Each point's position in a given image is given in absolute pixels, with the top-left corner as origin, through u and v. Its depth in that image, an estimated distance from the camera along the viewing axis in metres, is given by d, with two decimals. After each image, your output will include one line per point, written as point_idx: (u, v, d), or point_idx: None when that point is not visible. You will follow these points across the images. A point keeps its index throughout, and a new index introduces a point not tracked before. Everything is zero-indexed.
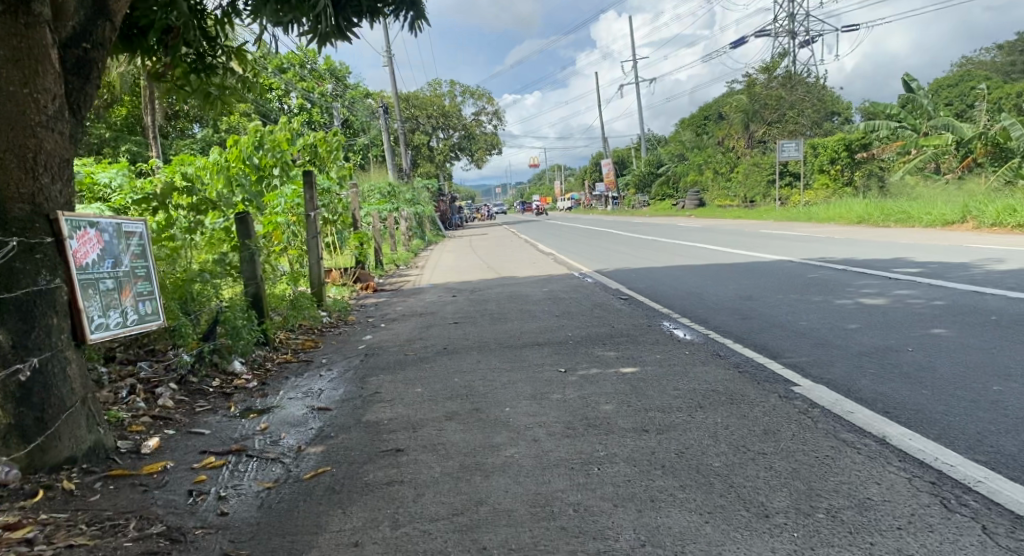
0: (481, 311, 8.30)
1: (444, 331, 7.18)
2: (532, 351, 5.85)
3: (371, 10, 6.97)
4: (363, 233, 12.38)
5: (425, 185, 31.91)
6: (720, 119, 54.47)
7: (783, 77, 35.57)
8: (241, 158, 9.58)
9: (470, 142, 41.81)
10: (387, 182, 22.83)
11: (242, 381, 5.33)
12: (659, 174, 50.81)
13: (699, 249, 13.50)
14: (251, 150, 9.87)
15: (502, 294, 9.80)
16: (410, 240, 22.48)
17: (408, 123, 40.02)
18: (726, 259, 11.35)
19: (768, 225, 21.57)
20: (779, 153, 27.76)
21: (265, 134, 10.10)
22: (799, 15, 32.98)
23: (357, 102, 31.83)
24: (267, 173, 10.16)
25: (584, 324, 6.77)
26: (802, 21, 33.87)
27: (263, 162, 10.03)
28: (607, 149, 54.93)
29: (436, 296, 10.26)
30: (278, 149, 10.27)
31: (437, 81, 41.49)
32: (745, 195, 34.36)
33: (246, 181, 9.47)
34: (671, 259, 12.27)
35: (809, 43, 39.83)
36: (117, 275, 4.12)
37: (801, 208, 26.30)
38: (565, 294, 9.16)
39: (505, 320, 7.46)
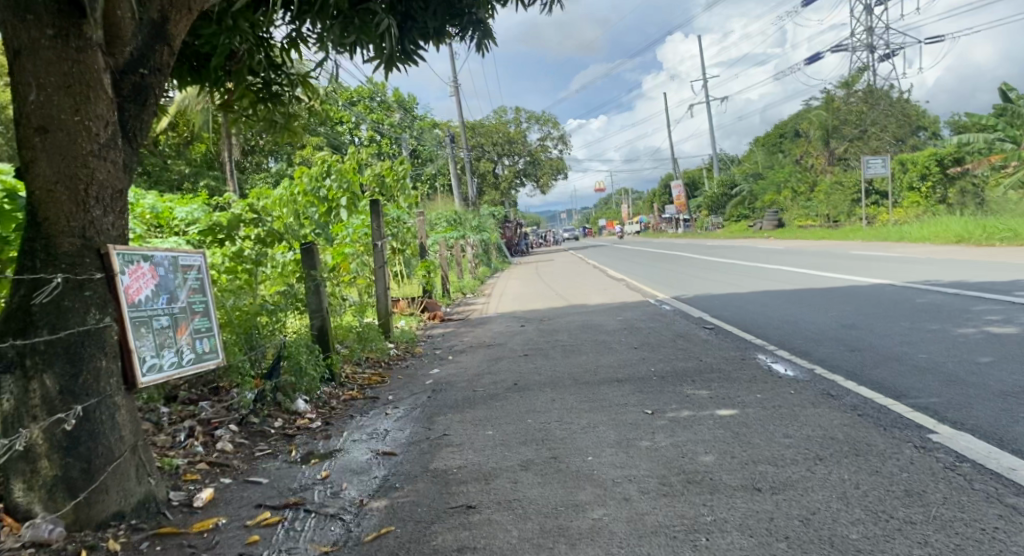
0: (553, 342, 7.83)
1: (514, 364, 6.75)
2: (612, 388, 5.34)
3: (437, 31, 6.70)
4: (430, 262, 12.16)
5: (492, 212, 31.83)
6: (795, 137, 52.73)
7: (862, 92, 34.06)
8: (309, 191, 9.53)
9: (537, 168, 41.66)
10: (455, 210, 22.77)
11: (305, 421, 5.04)
12: (732, 196, 49.36)
13: (785, 273, 12.65)
14: (318, 183, 9.72)
15: (574, 323, 9.31)
16: (477, 267, 22.31)
17: (474, 151, 40.27)
18: (815, 284, 10.53)
19: (854, 246, 20.35)
20: (863, 170, 26.36)
21: (333, 165, 10.02)
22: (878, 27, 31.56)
23: (425, 132, 32.18)
24: (335, 204, 10.07)
25: (667, 358, 6.22)
26: (881, 36, 32.47)
27: (330, 193, 9.91)
28: (675, 171, 53.95)
29: (505, 326, 9.86)
30: (346, 180, 10.11)
31: (503, 109, 41.68)
32: (826, 215, 32.80)
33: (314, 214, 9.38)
34: (754, 284, 11.52)
35: (890, 57, 38.15)
36: (171, 312, 3.90)
37: (889, 228, 24.79)
38: (641, 323, 8.60)
39: (579, 352, 6.98)
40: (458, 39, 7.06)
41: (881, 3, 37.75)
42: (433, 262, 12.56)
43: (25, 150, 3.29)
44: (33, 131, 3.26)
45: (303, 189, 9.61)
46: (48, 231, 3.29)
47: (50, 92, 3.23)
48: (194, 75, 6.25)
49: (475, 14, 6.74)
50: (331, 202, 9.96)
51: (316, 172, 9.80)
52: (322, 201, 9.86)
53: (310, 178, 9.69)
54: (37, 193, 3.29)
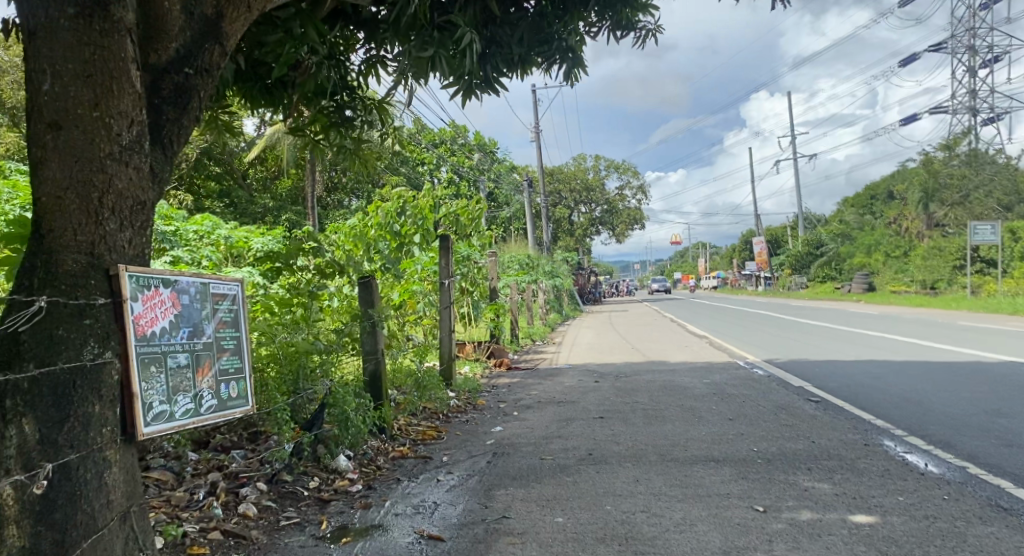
0: (632, 404, 6.95)
1: (588, 429, 5.90)
2: (707, 470, 4.43)
3: (522, 59, 6.13)
4: (500, 305, 11.50)
5: (567, 259, 31.16)
6: (889, 199, 50.29)
7: (966, 154, 32.03)
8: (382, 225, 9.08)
9: (614, 217, 40.83)
10: (528, 254, 22.25)
11: (344, 483, 4.37)
12: (819, 256, 47.01)
13: (894, 342, 11.32)
14: (393, 217, 9.30)
15: (655, 383, 8.38)
16: (548, 313, 21.59)
17: (551, 197, 39.92)
18: (933, 357, 9.25)
19: (963, 317, 18.50)
20: (971, 236, 24.35)
21: (408, 200, 9.53)
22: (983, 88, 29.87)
23: (503, 175, 32.07)
24: (407, 240, 9.56)
25: (772, 436, 5.24)
26: (988, 97, 30.68)
27: (404, 228, 9.44)
28: (758, 228, 52.17)
29: (578, 380, 9.02)
30: (420, 216, 9.60)
31: (582, 156, 41.37)
32: (923, 281, 30.57)
33: (385, 249, 8.96)
34: (858, 352, 10.29)
35: (997, 119, 35.96)
36: (192, 349, 3.33)
37: (999, 299, 22.67)
38: (733, 390, 7.60)
39: (663, 419, 6.07)
40: (545, 70, 6.46)
41: (988, 64, 35.90)
42: (502, 305, 11.89)
43: (36, 148, 2.79)
44: (45, 127, 2.76)
45: (376, 223, 9.14)
46: (50, 245, 2.74)
47: (66, 82, 2.74)
48: (265, 93, 5.94)
49: (565, 39, 6.10)
50: (404, 239, 9.47)
51: (390, 207, 9.33)
52: (394, 236, 9.33)
53: (385, 212, 9.23)
54: (42, 201, 2.76)
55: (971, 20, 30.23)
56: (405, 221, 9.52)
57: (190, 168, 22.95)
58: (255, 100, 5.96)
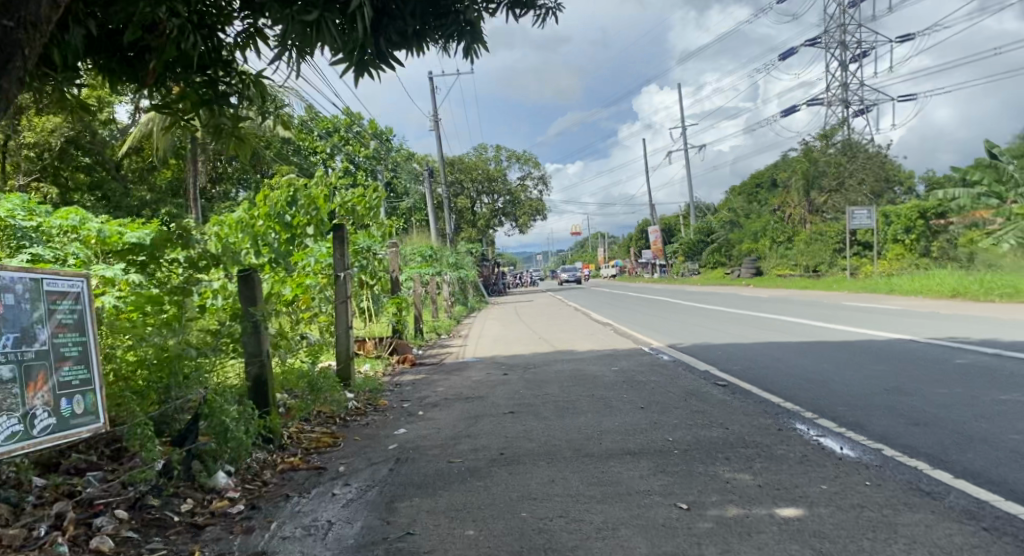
0: (542, 397, 6.68)
1: (498, 425, 5.57)
2: (624, 465, 4.19)
3: (417, 34, 5.58)
4: (402, 298, 10.99)
5: (470, 249, 30.80)
6: (773, 188, 53.12)
7: (841, 145, 34.13)
8: (270, 215, 8.38)
9: (516, 208, 40.84)
10: (430, 245, 21.74)
11: (223, 504, 3.83)
12: (711, 243, 48.87)
13: (788, 324, 11.67)
14: (283, 207, 8.55)
15: (564, 373, 8.16)
16: (452, 305, 21.19)
17: (452, 188, 39.40)
18: (827, 337, 9.54)
19: (845, 297, 19.56)
20: (849, 221, 25.81)
21: (298, 188, 8.82)
22: (854, 82, 31.82)
23: (402, 165, 31.25)
24: (298, 232, 8.92)
25: (686, 425, 5.09)
26: (858, 91, 32.81)
27: (296, 219, 8.74)
28: (653, 217, 53.74)
29: (485, 374, 8.68)
30: (314, 207, 8.98)
31: (483, 147, 41.09)
32: (806, 265, 32.32)
33: (275, 241, 8.33)
34: (757, 334, 10.51)
35: (866, 112, 38.54)
36: (20, 360, 2.73)
37: (874, 280, 24.22)
38: (642, 376, 7.49)
39: (576, 411, 5.83)
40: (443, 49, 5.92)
41: (857, 61, 38.45)
42: (404, 298, 11.40)
43: None
44: None
45: (263, 213, 8.37)
46: None
47: None
48: (124, 67, 5.20)
49: (464, 13, 5.58)
50: (295, 231, 8.79)
51: (280, 196, 8.59)
52: (285, 227, 8.61)
53: (273, 201, 8.46)
54: None
55: (842, 19, 32.22)
56: (297, 212, 8.80)
57: (54, 157, 20.87)
58: (112, 76, 5.22)
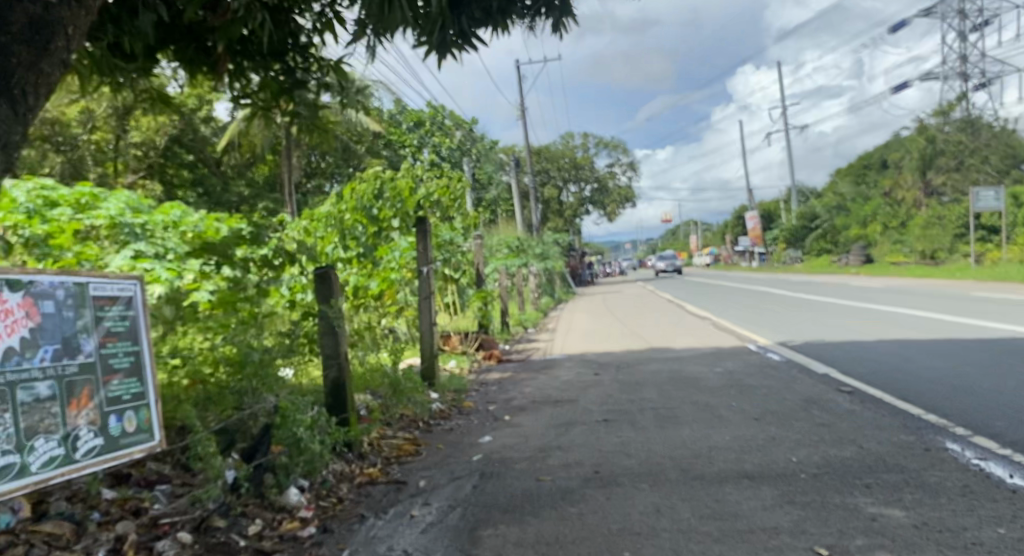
0: (639, 403, 6.10)
1: (591, 436, 5.04)
2: (742, 493, 3.57)
3: (501, 11, 4.96)
4: (488, 291, 10.54)
5: (558, 238, 30.27)
6: (882, 170, 49.78)
7: (960, 120, 31.45)
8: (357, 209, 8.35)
9: (604, 196, 39.92)
10: (518, 236, 21.43)
11: (294, 526, 3.53)
12: (813, 229, 46.21)
13: (913, 318, 10.51)
14: (370, 200, 8.49)
15: (662, 374, 7.53)
16: (540, 297, 20.76)
17: (539, 177, 38.91)
18: (961, 334, 8.45)
19: (972, 286, 17.82)
20: (973, 203, 23.54)
21: (385, 180, 8.64)
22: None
23: (488, 156, 31.10)
24: (384, 226, 8.72)
25: (812, 442, 4.40)
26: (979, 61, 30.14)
27: (382, 212, 8.62)
28: (749, 203, 51.40)
29: (576, 373, 8.16)
30: (399, 199, 8.72)
31: (570, 135, 40.43)
32: (921, 250, 29.89)
33: (362, 235, 8.35)
34: (877, 330, 9.47)
35: (988, 84, 35.39)
36: (60, 376, 2.47)
37: (1004, 267, 22.04)
38: (751, 380, 6.76)
39: (678, 421, 5.24)
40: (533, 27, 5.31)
41: (977, 29, 35.34)
42: (490, 291, 10.96)
43: None
44: None
45: (351, 206, 8.42)
46: None
47: None
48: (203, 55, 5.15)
49: None
50: (381, 223, 8.67)
51: (367, 188, 8.50)
52: (371, 221, 8.53)
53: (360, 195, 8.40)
54: None
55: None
56: (383, 206, 8.64)
57: (161, 156, 21.89)
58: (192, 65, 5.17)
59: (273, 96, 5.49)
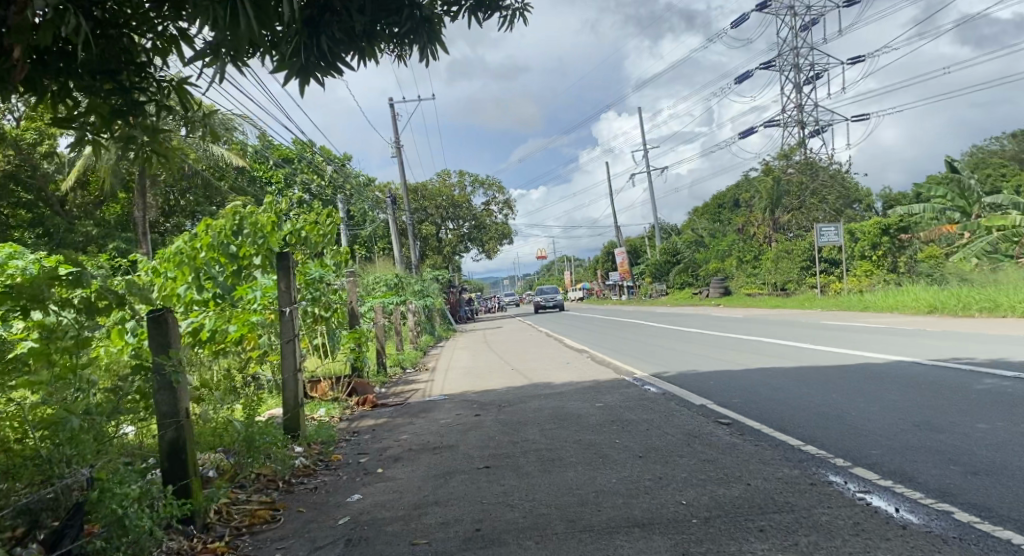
0: (521, 446, 5.78)
1: (472, 487, 4.65)
2: (636, 544, 3.31)
3: (366, 34, 4.44)
4: (361, 332, 9.90)
5: (436, 275, 29.82)
6: (737, 208, 53.46)
7: (801, 163, 34.33)
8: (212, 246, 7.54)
9: (481, 232, 40.04)
10: (394, 273, 20.82)
11: None
12: (678, 263, 48.64)
13: (777, 347, 10.97)
14: (228, 237, 7.83)
15: (543, 412, 7.28)
16: (418, 335, 20.20)
17: (416, 215, 38.46)
18: (822, 361, 8.84)
19: (823, 315, 19.14)
20: (817, 237, 25.54)
21: (244, 215, 7.95)
22: (807, 103, 32.13)
23: (362, 193, 30.33)
24: (244, 264, 8.05)
25: (700, 482, 4.24)
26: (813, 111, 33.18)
27: (242, 249, 7.91)
28: (619, 239, 53.41)
29: (454, 415, 7.75)
30: (262, 236, 7.94)
31: (446, 172, 40.43)
32: (774, 283, 32.16)
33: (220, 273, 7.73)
34: (746, 360, 9.76)
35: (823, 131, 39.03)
36: None
37: (847, 297, 23.95)
38: (633, 415, 6.65)
39: (564, 464, 4.96)
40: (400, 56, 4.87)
41: (811, 82, 39.01)
42: (363, 331, 10.32)
43: None
44: None
45: (206, 245, 7.74)
46: None
47: None
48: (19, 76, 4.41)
49: (420, 6, 4.53)
50: (242, 261, 7.98)
51: (223, 224, 7.85)
52: (230, 259, 7.84)
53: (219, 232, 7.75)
54: None
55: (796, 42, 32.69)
56: (242, 242, 7.92)
57: None
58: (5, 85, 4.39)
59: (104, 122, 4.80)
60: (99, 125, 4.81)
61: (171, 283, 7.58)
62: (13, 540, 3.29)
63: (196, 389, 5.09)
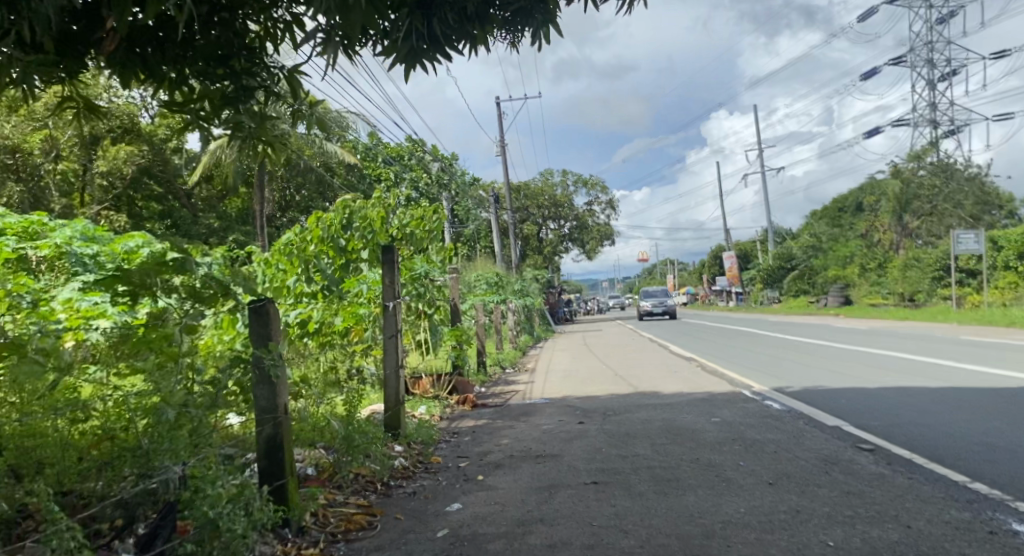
0: (632, 460, 5.33)
1: (579, 506, 4.25)
2: None
3: (478, 17, 3.93)
4: (463, 329, 9.64)
5: (537, 276, 29.63)
6: (858, 213, 50.21)
7: (934, 165, 31.73)
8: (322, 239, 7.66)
9: (584, 233, 39.51)
10: (496, 272, 20.75)
11: None
12: (790, 269, 46.22)
13: (914, 364, 9.89)
14: (338, 231, 7.87)
15: (653, 424, 6.77)
16: (518, 335, 20.02)
17: (519, 214, 38.46)
18: (973, 382, 7.82)
19: (960, 330, 17.45)
20: (955, 245, 23.28)
21: (355, 209, 7.99)
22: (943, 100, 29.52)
23: (467, 191, 30.59)
24: (352, 258, 8.06)
25: (847, 519, 3.65)
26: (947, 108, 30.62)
27: (350, 244, 7.98)
28: (727, 243, 51.40)
29: (557, 421, 7.34)
30: (370, 229, 8.11)
31: (549, 172, 40.24)
32: (901, 293, 29.82)
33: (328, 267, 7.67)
34: (881, 377, 8.82)
35: (958, 131, 35.99)
36: None
37: (986, 311, 21.82)
38: (755, 433, 6.04)
39: (682, 486, 4.47)
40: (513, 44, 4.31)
41: (946, 77, 36.06)
42: (464, 329, 10.08)
43: None
44: None
45: (316, 238, 7.76)
46: None
47: None
48: None
49: None
50: (350, 255, 8.04)
51: (334, 217, 7.89)
52: (338, 253, 7.87)
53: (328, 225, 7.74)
54: None
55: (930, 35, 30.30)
56: (351, 237, 7.98)
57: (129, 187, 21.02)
58: None
59: (217, 110, 4.71)
60: (211, 113, 4.74)
61: (282, 274, 7.66)
62: (111, 531, 3.32)
63: (296, 385, 4.93)
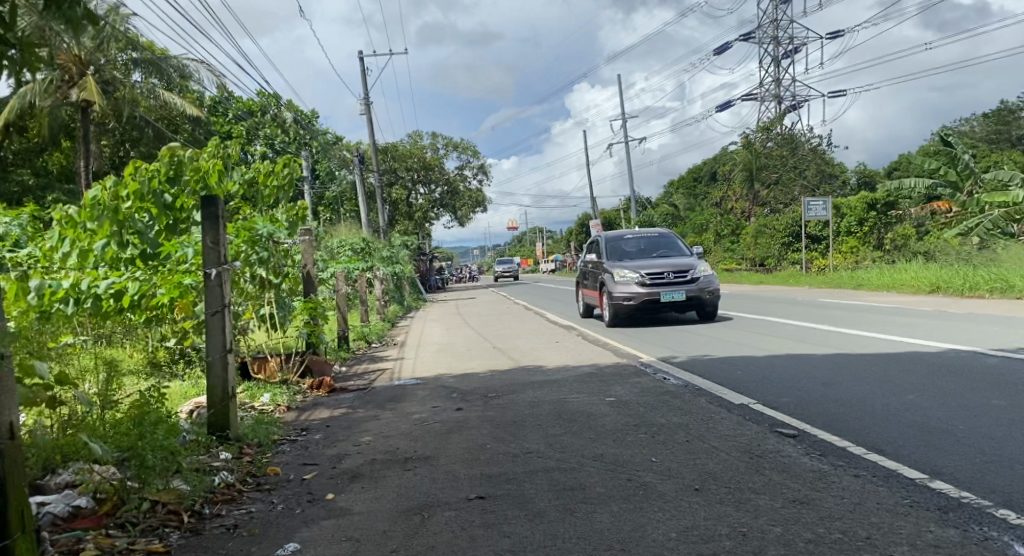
0: (523, 460, 4.32)
1: (459, 539, 3.16)
2: None
3: None
4: (318, 302, 8.20)
5: (404, 242, 28.16)
6: (715, 184, 52.22)
7: (782, 137, 33.17)
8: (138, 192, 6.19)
9: (455, 198, 38.34)
10: (359, 237, 19.15)
11: None
12: None
13: (796, 330, 9.60)
14: (161, 183, 6.33)
15: (541, 409, 5.80)
16: (386, 306, 18.64)
17: (386, 177, 36.62)
18: (864, 349, 7.47)
19: (818, 293, 17.88)
20: (806, 212, 23.96)
21: (184, 160, 6.44)
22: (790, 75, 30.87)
23: (326, 151, 28.42)
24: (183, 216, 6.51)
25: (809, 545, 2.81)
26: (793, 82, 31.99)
27: (179, 199, 6.41)
28: (595, 212, 52.11)
29: (429, 409, 6.19)
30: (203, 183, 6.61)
31: (418, 134, 38.60)
32: (755, 257, 31.03)
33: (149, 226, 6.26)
34: (770, 345, 8.37)
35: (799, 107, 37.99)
36: None
37: (835, 274, 22.83)
38: (661, 417, 5.21)
39: (592, 502, 3.48)
40: None
41: (792, 54, 37.85)
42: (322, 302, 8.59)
43: None
44: None
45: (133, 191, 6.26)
46: None
47: None
48: None
49: None
50: (180, 213, 6.47)
51: (156, 168, 6.34)
52: (162, 210, 6.32)
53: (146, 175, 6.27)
54: None
55: (779, 12, 31.46)
56: (179, 190, 6.43)
57: None
58: None
59: None
60: None
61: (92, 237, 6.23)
62: None
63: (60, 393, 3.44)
